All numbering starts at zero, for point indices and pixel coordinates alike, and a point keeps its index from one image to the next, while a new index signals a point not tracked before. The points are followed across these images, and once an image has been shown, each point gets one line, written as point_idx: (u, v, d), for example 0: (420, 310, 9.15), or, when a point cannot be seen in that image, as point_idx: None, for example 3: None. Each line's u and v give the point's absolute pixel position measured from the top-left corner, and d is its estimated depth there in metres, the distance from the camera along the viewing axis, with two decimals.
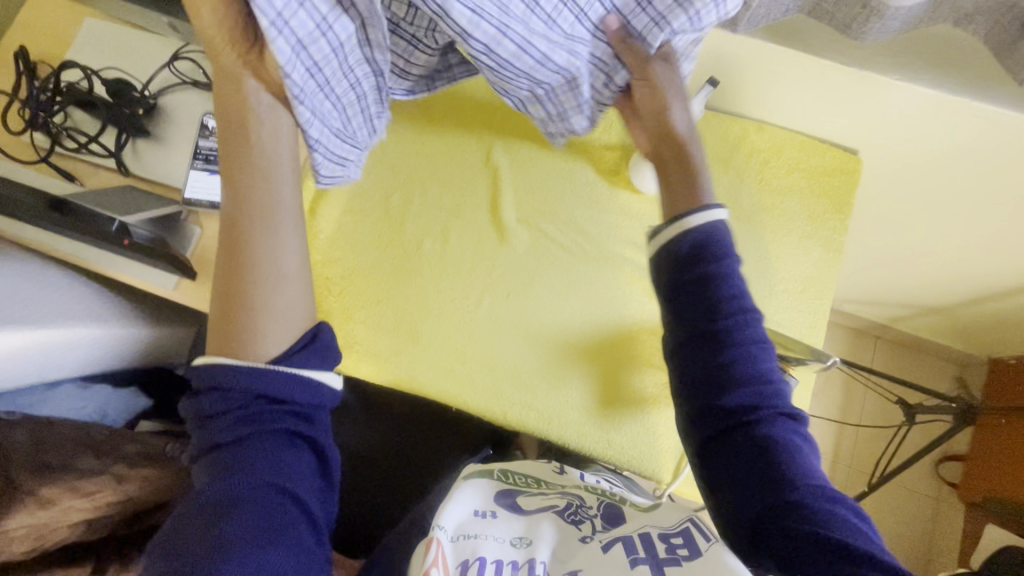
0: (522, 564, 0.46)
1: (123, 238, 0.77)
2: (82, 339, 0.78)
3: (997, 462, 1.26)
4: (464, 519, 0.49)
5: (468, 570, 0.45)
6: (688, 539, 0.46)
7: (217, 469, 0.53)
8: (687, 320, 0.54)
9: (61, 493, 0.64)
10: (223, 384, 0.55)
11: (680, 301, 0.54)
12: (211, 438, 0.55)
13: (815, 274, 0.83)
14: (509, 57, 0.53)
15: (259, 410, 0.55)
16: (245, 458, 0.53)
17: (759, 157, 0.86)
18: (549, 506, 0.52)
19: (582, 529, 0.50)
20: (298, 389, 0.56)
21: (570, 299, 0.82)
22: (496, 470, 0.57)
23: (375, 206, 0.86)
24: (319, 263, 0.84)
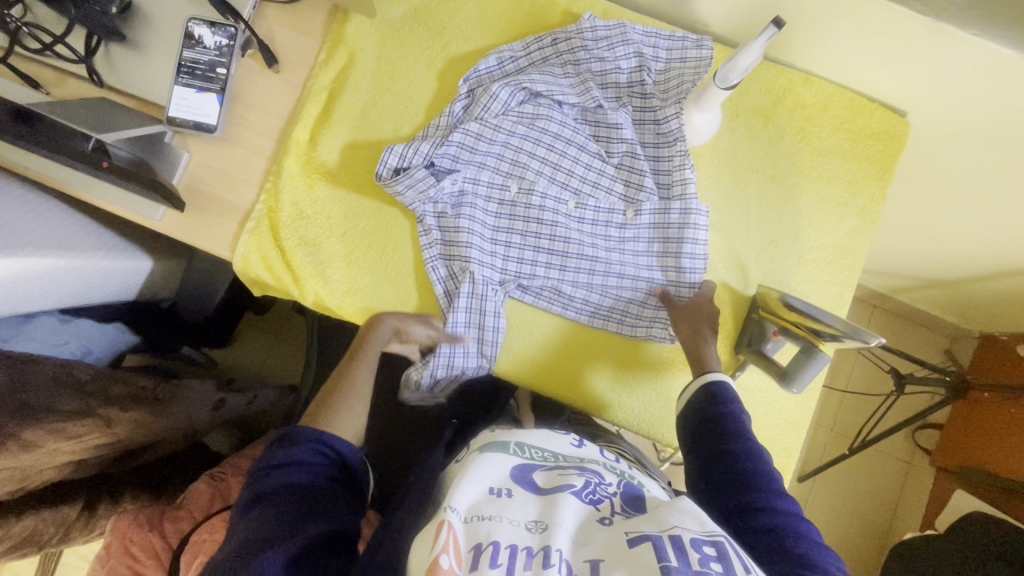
0: (537, 551, 0.42)
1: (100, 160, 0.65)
2: (60, 269, 0.71)
3: (972, 431, 1.29)
4: (478, 500, 0.48)
5: (481, 553, 0.42)
6: (723, 553, 0.42)
7: (264, 513, 0.55)
8: (706, 445, 0.62)
9: (47, 436, 0.59)
10: (284, 436, 0.62)
11: (701, 431, 0.64)
12: (257, 488, 0.58)
13: (846, 245, 0.79)
14: (584, 267, 0.77)
15: (302, 453, 0.60)
16: (291, 498, 0.56)
17: (802, 113, 0.79)
18: (567, 483, 0.50)
19: (601, 510, 0.48)
20: (357, 457, 0.64)
21: (589, 259, 0.77)
22: (512, 444, 0.56)
23: (383, 141, 0.79)
24: (321, 200, 0.78)
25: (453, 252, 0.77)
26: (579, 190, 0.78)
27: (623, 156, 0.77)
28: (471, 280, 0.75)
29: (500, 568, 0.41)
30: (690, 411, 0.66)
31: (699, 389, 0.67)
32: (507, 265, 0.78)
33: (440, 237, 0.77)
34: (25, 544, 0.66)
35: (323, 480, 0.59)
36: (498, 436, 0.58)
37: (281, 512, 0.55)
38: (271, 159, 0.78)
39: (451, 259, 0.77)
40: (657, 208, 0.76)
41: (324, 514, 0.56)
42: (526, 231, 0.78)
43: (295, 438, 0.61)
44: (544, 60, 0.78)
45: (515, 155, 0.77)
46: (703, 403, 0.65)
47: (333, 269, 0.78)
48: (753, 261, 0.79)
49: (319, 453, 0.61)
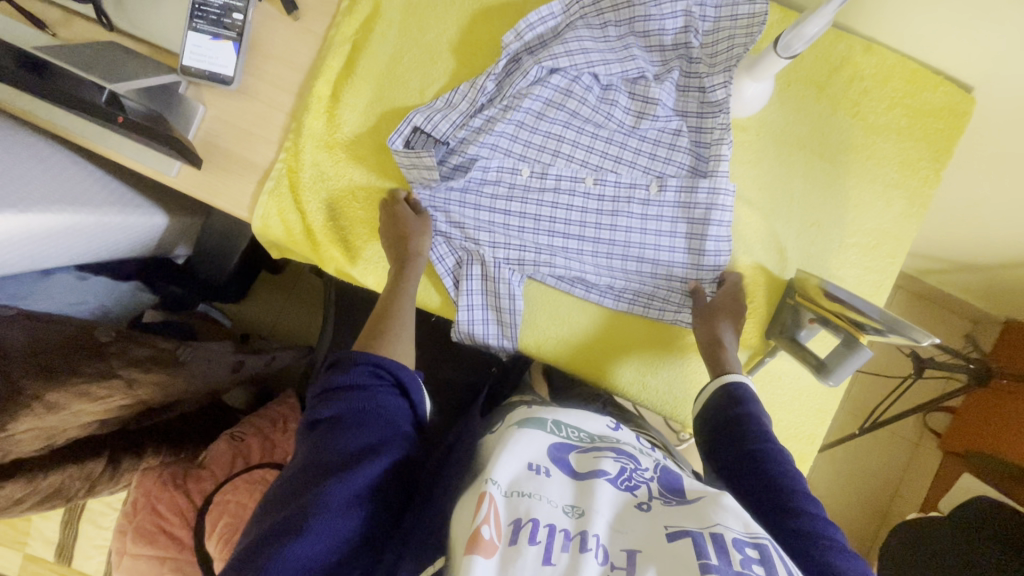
0: (574, 535, 0.42)
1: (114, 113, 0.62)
2: (76, 225, 0.69)
3: (984, 418, 1.29)
4: (518, 475, 0.47)
5: (520, 530, 0.41)
6: (765, 557, 0.41)
7: (329, 436, 0.53)
8: (724, 450, 0.62)
9: (68, 398, 0.59)
10: (346, 361, 0.60)
11: (720, 435, 0.63)
12: (322, 412, 0.56)
13: (893, 230, 0.75)
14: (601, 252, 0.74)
15: (364, 381, 0.58)
16: (354, 424, 0.54)
17: (859, 86, 0.74)
18: (602, 469, 0.49)
19: (638, 496, 0.48)
20: (414, 380, 0.61)
21: (605, 245, 0.74)
22: (549, 422, 0.56)
23: (409, 100, 0.75)
24: (344, 162, 0.74)
25: (468, 234, 0.76)
26: (600, 167, 0.73)
27: (664, 132, 0.73)
28: (481, 264, 0.76)
29: (538, 546, 0.40)
30: (710, 415, 0.66)
31: (719, 390, 0.66)
32: (521, 250, 0.75)
33: (446, 219, 0.76)
34: (53, 497, 0.67)
35: (380, 403, 0.56)
36: (536, 413, 0.58)
37: (342, 432, 0.53)
38: (290, 115, 0.74)
39: (463, 241, 0.76)
40: (683, 184, 0.71)
41: (382, 435, 0.54)
42: (539, 217, 0.74)
43: (348, 364, 0.59)
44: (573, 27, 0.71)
45: (531, 135, 0.72)
46: (725, 406, 0.64)
47: (355, 235, 0.76)
48: (792, 244, 0.75)
49: (375, 376, 0.59)
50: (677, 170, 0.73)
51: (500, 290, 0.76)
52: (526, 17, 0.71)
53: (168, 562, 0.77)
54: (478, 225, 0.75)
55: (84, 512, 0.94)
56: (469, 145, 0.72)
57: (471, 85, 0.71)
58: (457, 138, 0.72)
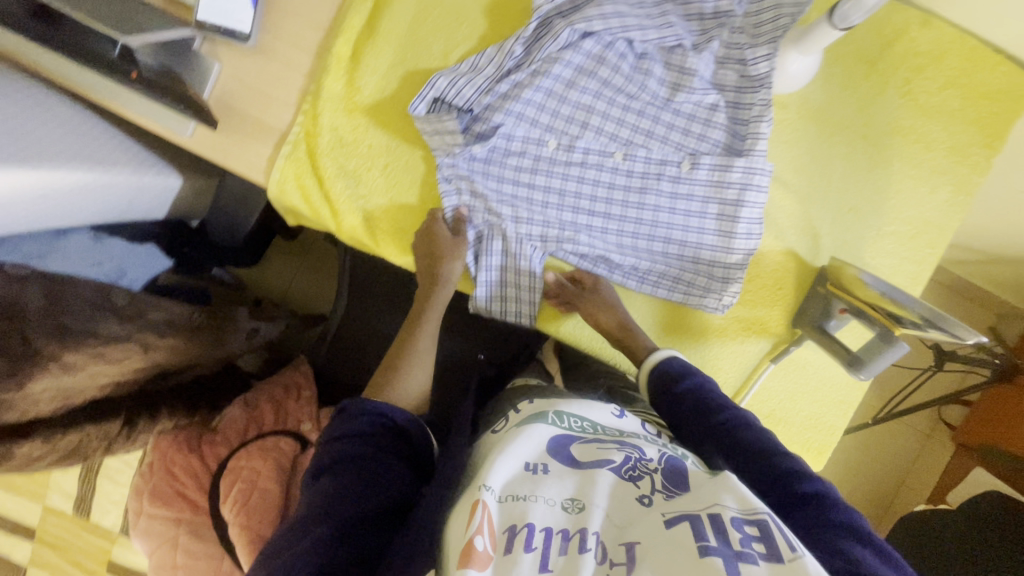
0: (573, 534, 0.42)
1: (130, 71, 0.66)
2: (91, 186, 0.68)
3: (995, 412, 1.26)
4: (513, 479, 0.49)
5: (515, 535, 0.42)
6: (767, 534, 0.41)
7: (331, 482, 0.56)
8: (695, 428, 0.62)
9: (85, 359, 0.59)
10: (349, 409, 0.64)
11: (681, 414, 0.63)
12: (327, 458, 0.59)
13: (935, 218, 0.71)
14: (627, 231, 0.72)
15: (365, 429, 0.61)
16: (354, 468, 0.57)
17: (912, 62, 0.69)
18: (606, 459, 0.49)
19: (640, 489, 0.47)
20: (418, 426, 0.65)
21: (633, 221, 0.71)
22: (550, 414, 0.58)
23: (432, 64, 0.71)
24: (363, 127, 0.72)
25: (491, 207, 0.72)
26: (629, 142, 0.70)
27: (700, 107, 0.69)
28: (503, 239, 0.73)
29: (534, 553, 0.41)
30: (658, 399, 0.67)
31: (658, 372, 0.68)
32: (544, 227, 0.73)
33: (468, 189, 0.72)
34: (72, 455, 0.68)
35: (380, 449, 0.60)
36: (539, 407, 0.60)
37: (342, 476, 0.56)
38: (309, 76, 0.71)
39: (486, 214, 0.73)
40: (717, 162, 0.67)
41: (380, 478, 0.57)
42: (563, 192, 0.71)
43: (356, 413, 0.63)
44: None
45: (559, 106, 0.69)
46: (669, 387, 0.66)
47: (373, 205, 0.73)
48: (826, 229, 0.72)
49: (377, 424, 0.62)
50: (710, 148, 0.69)
51: (519, 269, 0.73)
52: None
53: (183, 524, 0.78)
54: (499, 198, 0.72)
55: (103, 468, 0.97)
56: (495, 112, 0.69)
57: (499, 50, 0.68)
58: (482, 105, 0.69)
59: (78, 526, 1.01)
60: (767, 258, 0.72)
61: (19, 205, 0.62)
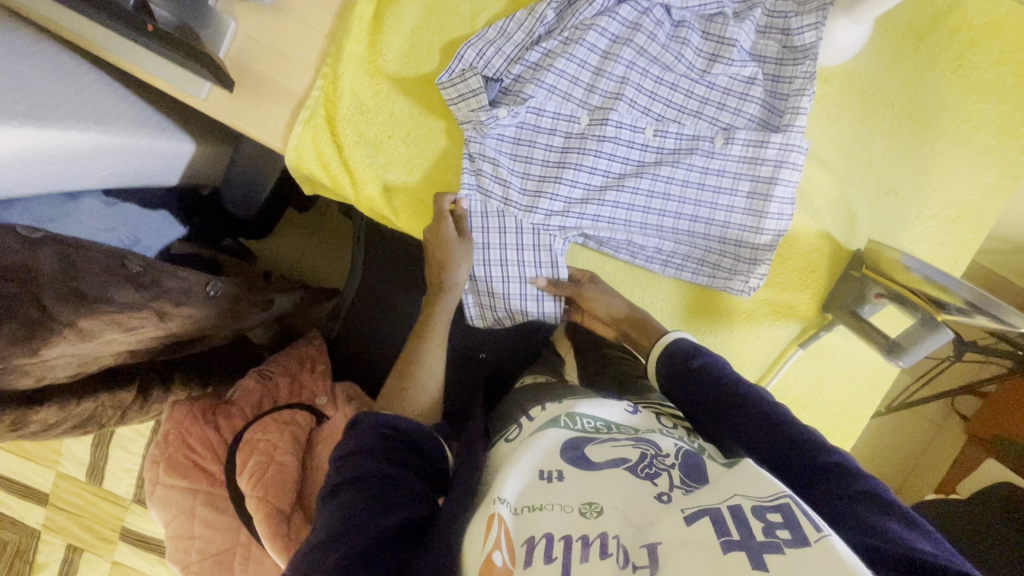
0: (594, 538, 0.42)
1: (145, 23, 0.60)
2: (104, 147, 0.65)
3: (1009, 407, 1.26)
4: (527, 487, 0.49)
5: (535, 546, 0.43)
6: (789, 518, 0.40)
7: (345, 504, 0.52)
8: (708, 400, 0.58)
9: (102, 326, 0.57)
10: (355, 421, 0.61)
11: (693, 390, 0.60)
12: (337, 477, 0.55)
13: (978, 202, 0.69)
14: (655, 211, 0.68)
15: (375, 443, 0.57)
16: (368, 487, 0.52)
17: (965, 36, 0.66)
18: (621, 458, 0.50)
19: (659, 486, 0.47)
20: (433, 442, 0.61)
21: (664, 199, 0.68)
22: (563, 417, 0.56)
23: (459, 28, 0.68)
24: (384, 93, 0.69)
25: (509, 197, 0.69)
26: (661, 117, 0.67)
27: (736, 80, 0.64)
28: (517, 232, 0.70)
29: (554, 563, 0.41)
30: (665, 377, 0.63)
31: (664, 351, 0.65)
32: (561, 210, 0.69)
33: (491, 170, 0.68)
34: (86, 423, 0.68)
35: (393, 463, 0.55)
36: (550, 411, 0.59)
37: (356, 497, 0.52)
38: (329, 37, 0.68)
39: (502, 203, 0.69)
40: (753, 137, 0.64)
41: (397, 495, 0.52)
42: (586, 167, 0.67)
43: (368, 429, 0.58)
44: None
45: (592, 77, 0.66)
46: (679, 364, 0.62)
47: (394, 173, 0.71)
48: (864, 212, 0.69)
49: (386, 436, 0.58)
50: (746, 123, 0.65)
51: (538, 250, 0.71)
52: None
53: (201, 496, 0.76)
54: (523, 179, 0.69)
55: (115, 437, 0.97)
56: (526, 85, 0.65)
57: (530, 14, 0.64)
58: (512, 75, 0.66)
59: (91, 494, 1.01)
60: (801, 239, 0.69)
61: (30, 166, 0.60)
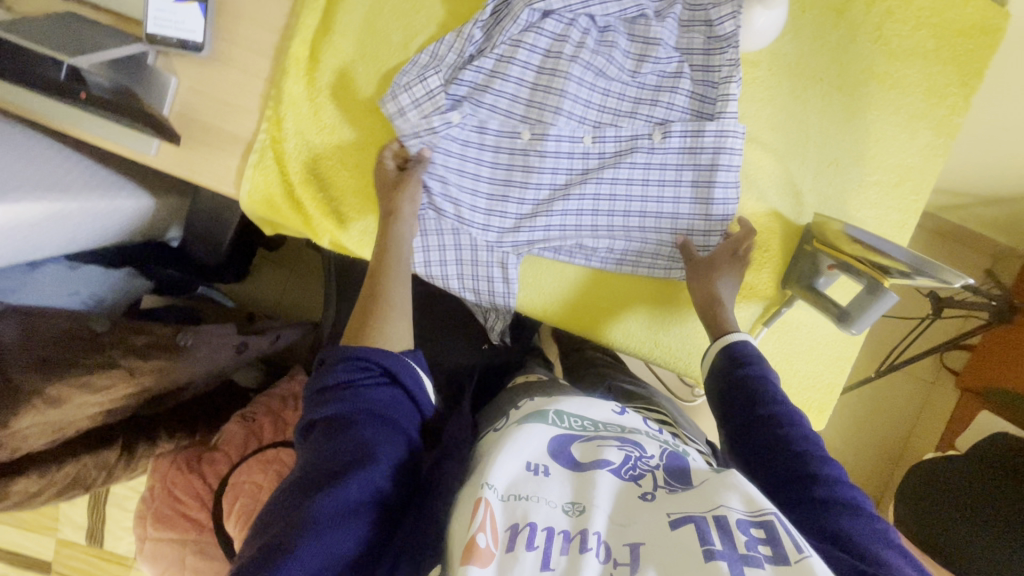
0: (574, 535, 0.43)
1: (78, 91, 0.64)
2: (59, 213, 0.67)
3: (997, 356, 1.26)
4: (517, 477, 0.49)
5: (518, 533, 0.43)
6: (772, 535, 0.42)
7: (325, 441, 0.52)
8: (737, 415, 0.58)
9: (71, 390, 0.58)
10: (334, 359, 0.59)
11: (729, 399, 0.59)
12: (318, 414, 0.55)
13: (917, 164, 0.70)
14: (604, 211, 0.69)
15: (354, 379, 0.57)
16: (348, 425, 0.53)
17: (882, 5, 0.68)
18: (605, 460, 0.50)
19: (642, 486, 0.49)
20: (406, 368, 0.59)
21: (611, 200, 0.69)
22: (551, 413, 0.58)
23: (393, 55, 0.70)
24: (327, 128, 0.70)
25: (462, 214, 0.71)
26: (597, 123, 0.68)
27: (663, 77, 0.67)
28: (471, 249, 0.72)
29: (536, 551, 0.42)
30: (716, 379, 0.62)
31: (721, 351, 0.63)
32: (514, 226, 0.71)
33: (441, 188, 0.70)
34: (72, 487, 0.68)
35: (371, 400, 0.55)
36: (538, 406, 0.60)
37: (336, 436, 0.52)
38: (268, 81, 0.70)
39: (456, 220, 0.71)
40: (689, 128, 0.65)
41: (376, 433, 0.53)
42: (530, 177, 0.69)
43: (336, 362, 0.58)
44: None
45: (527, 92, 0.67)
46: (727, 370, 0.61)
47: (347, 205, 0.72)
48: (809, 186, 0.70)
49: (364, 371, 0.57)
50: (680, 116, 0.67)
51: (492, 258, 0.72)
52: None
53: (190, 545, 0.77)
54: (472, 201, 0.71)
55: (109, 496, 0.97)
56: (463, 103, 0.67)
57: (457, 34, 0.65)
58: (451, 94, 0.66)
59: (93, 555, 1.01)
60: (750, 220, 0.71)
61: None
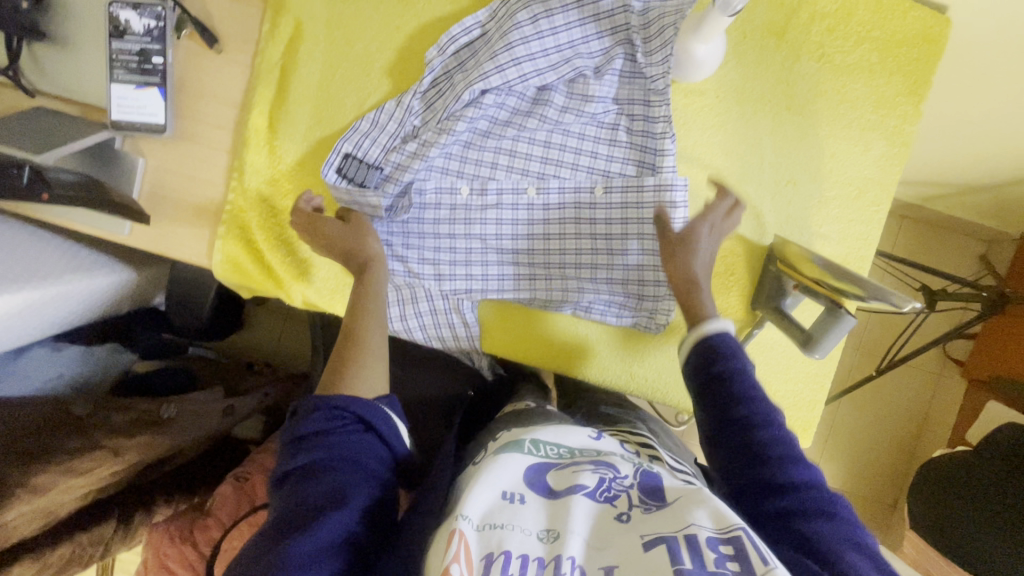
0: (548, 563, 0.41)
1: (39, 192, 0.63)
2: (40, 300, 0.69)
3: (998, 344, 1.24)
4: (492, 506, 0.46)
5: (493, 564, 0.41)
6: (740, 550, 0.40)
7: (299, 489, 0.52)
8: (720, 418, 0.53)
9: (55, 478, 0.60)
10: (308, 404, 0.57)
11: (709, 400, 0.54)
12: (292, 460, 0.54)
13: (874, 176, 0.71)
14: (557, 262, 0.72)
15: (327, 425, 0.55)
16: (323, 474, 0.52)
17: (821, 25, 0.69)
18: (580, 484, 0.47)
19: (618, 507, 0.46)
20: (380, 414, 0.58)
21: (565, 246, 0.71)
22: (526, 443, 0.54)
23: (348, 117, 0.72)
24: (291, 194, 0.72)
25: (412, 269, 0.73)
26: (541, 175, 0.70)
27: (602, 128, 0.70)
28: (429, 297, 0.74)
29: None
30: (692, 377, 0.56)
31: (698, 342, 0.57)
32: (468, 280, 0.72)
33: (399, 241, 0.73)
34: (73, 565, 0.70)
35: (346, 447, 0.54)
36: (513, 436, 0.57)
37: (309, 485, 0.51)
38: (231, 152, 0.72)
39: (408, 275, 0.73)
40: (629, 184, 0.68)
41: (351, 483, 0.52)
42: (478, 231, 0.71)
43: (308, 410, 0.57)
44: (515, 22, 0.65)
45: (472, 151, 0.71)
46: (702, 365, 0.55)
47: (317, 265, 0.74)
48: (768, 208, 0.71)
49: (338, 418, 0.56)
50: (621, 168, 0.69)
51: (449, 305, 0.74)
52: (449, 30, 0.68)
53: None
54: (422, 264, 0.73)
55: (116, 561, 0.99)
56: (403, 172, 0.68)
57: (398, 106, 0.69)
58: (391, 164, 0.69)
59: None
60: None
61: None
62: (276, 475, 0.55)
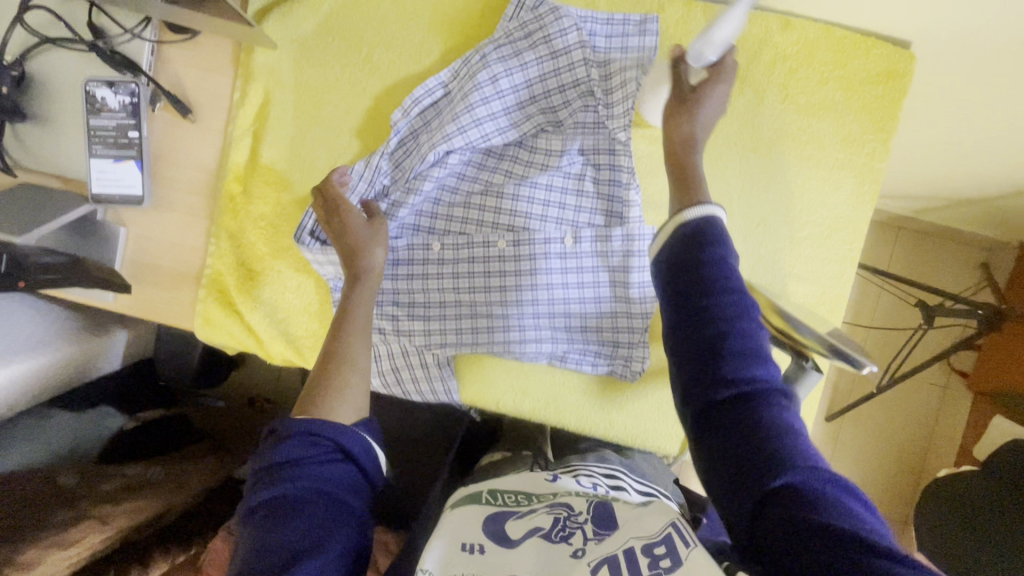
0: None
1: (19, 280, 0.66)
2: (24, 374, 0.72)
3: (1002, 357, 1.21)
4: (449, 556, 0.45)
5: None
6: (670, 546, 0.42)
7: (272, 528, 0.47)
8: (690, 316, 0.47)
9: (44, 552, 0.62)
10: (282, 431, 0.54)
11: (681, 295, 0.48)
12: (263, 494, 0.50)
13: (846, 213, 0.70)
14: (532, 313, 0.71)
15: (303, 455, 0.52)
16: (297, 511, 0.48)
17: (783, 66, 0.69)
18: (534, 528, 0.48)
19: (573, 544, 0.45)
20: (360, 440, 0.55)
21: (537, 296, 0.71)
22: (484, 492, 0.53)
23: (319, 178, 0.73)
24: (267, 255, 0.74)
25: (387, 322, 0.73)
26: (511, 227, 0.70)
27: (569, 178, 0.70)
28: (406, 350, 0.74)
29: None
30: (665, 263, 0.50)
31: (677, 230, 0.50)
32: (443, 333, 0.73)
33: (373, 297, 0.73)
34: None
35: (323, 479, 0.51)
36: (470, 487, 0.55)
37: (284, 522, 0.47)
38: (208, 217, 0.74)
39: (383, 329, 0.74)
40: (598, 234, 0.69)
41: (328, 517, 0.48)
42: (450, 284, 0.72)
43: (283, 436, 0.53)
44: (476, 83, 0.66)
45: (442, 207, 0.72)
46: (682, 253, 0.49)
47: (295, 324, 0.75)
48: (740, 250, 0.71)
49: (316, 446, 0.53)
50: (590, 218, 0.70)
51: (425, 359, 0.74)
52: (413, 92, 0.69)
53: None
54: (394, 318, 0.73)
55: None
56: None
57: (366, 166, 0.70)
58: None
59: None
60: None
61: None
62: (246, 510, 0.50)
